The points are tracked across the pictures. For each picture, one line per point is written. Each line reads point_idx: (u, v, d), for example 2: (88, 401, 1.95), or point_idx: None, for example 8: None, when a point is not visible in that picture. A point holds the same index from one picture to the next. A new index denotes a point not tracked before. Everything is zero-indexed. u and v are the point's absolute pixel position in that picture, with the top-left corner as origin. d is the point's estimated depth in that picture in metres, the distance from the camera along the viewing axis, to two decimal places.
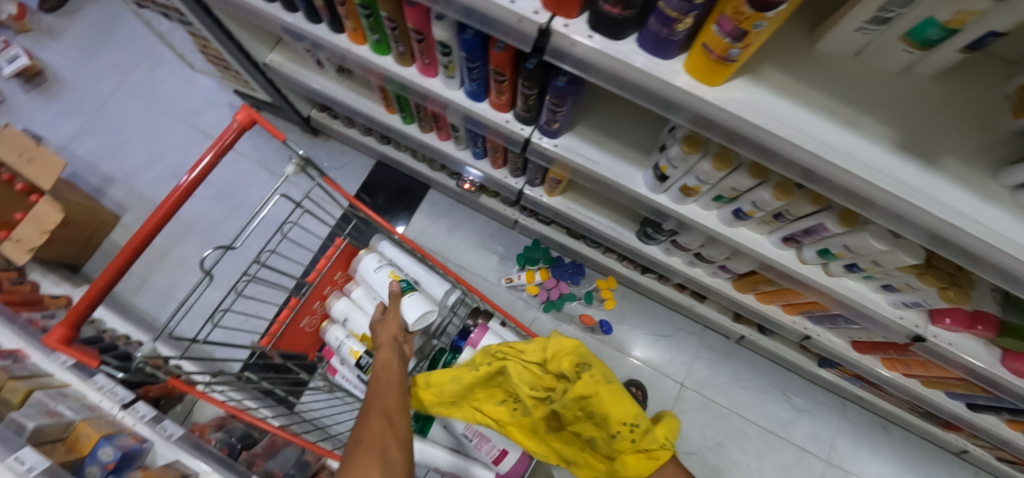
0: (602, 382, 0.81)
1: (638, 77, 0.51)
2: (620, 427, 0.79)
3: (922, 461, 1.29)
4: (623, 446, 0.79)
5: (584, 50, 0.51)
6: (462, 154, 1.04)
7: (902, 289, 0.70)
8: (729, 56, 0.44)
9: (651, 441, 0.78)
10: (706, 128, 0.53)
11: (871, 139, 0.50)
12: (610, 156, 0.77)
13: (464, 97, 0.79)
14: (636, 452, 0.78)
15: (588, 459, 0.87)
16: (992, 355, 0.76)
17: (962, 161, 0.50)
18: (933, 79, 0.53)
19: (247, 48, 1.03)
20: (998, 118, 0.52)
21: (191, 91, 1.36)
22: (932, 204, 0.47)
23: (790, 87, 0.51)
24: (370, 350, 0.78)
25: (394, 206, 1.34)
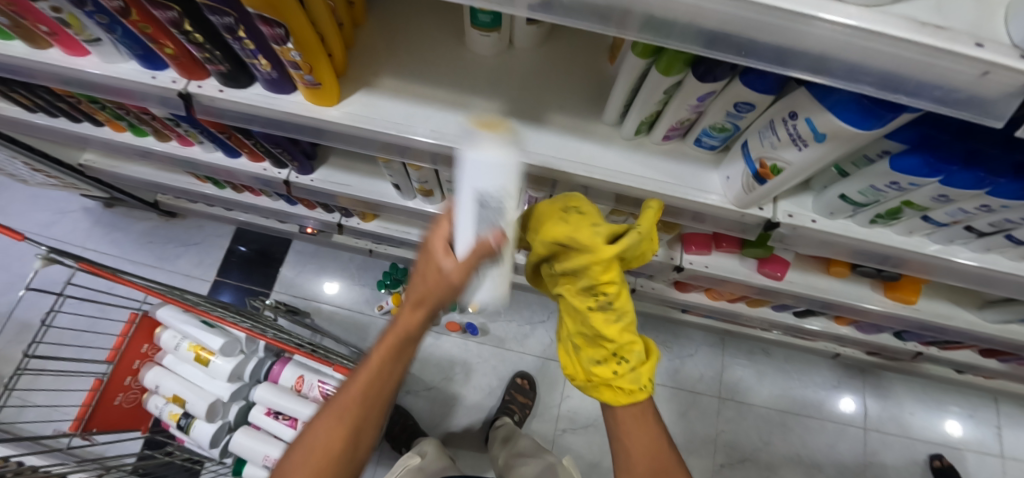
0: (601, 316, 0.59)
1: (282, 114, 0.59)
2: (609, 356, 0.61)
3: (806, 373, 1.36)
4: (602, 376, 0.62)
5: (223, 102, 0.59)
6: (279, 204, 1.12)
7: (636, 230, 0.78)
8: (311, 82, 0.52)
9: (634, 381, 0.61)
10: (355, 143, 0.60)
11: (481, 115, 0.57)
12: (363, 177, 0.84)
13: (222, 156, 0.86)
14: (609, 384, 0.62)
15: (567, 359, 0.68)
16: (745, 267, 0.83)
17: (566, 112, 0.58)
18: (535, 46, 0.61)
19: (56, 156, 1.08)
20: (598, 66, 0.60)
21: (40, 206, 1.40)
22: (537, 157, 0.55)
23: (399, 90, 0.58)
24: (185, 410, 0.81)
25: (258, 266, 1.39)
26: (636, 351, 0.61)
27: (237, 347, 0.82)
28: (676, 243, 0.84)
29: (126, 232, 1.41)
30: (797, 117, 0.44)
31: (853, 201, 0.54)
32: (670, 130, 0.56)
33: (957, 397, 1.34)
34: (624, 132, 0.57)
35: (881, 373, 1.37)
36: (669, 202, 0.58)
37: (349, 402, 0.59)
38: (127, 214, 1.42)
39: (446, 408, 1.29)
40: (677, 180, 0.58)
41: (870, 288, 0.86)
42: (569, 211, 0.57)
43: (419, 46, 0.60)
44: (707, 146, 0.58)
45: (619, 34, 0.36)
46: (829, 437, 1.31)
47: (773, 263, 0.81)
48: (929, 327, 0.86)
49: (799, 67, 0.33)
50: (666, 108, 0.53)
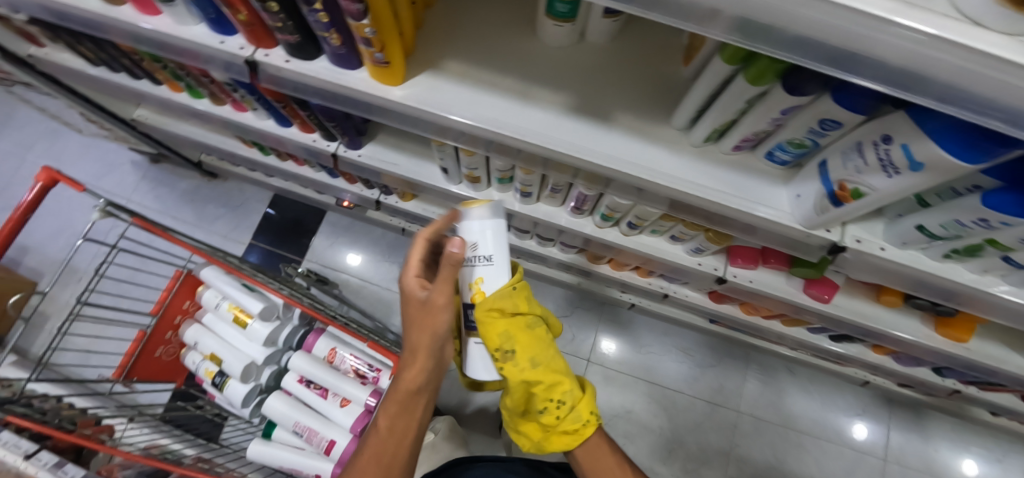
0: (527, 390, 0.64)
1: (344, 90, 0.58)
2: (546, 402, 0.64)
3: (829, 397, 1.33)
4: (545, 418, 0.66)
5: (289, 72, 0.58)
6: (321, 175, 1.12)
7: (683, 237, 0.76)
8: (379, 60, 0.52)
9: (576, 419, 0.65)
10: (414, 125, 0.59)
11: (545, 107, 0.56)
12: (410, 157, 0.83)
13: (274, 125, 0.86)
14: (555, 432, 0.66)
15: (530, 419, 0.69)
16: (790, 285, 0.81)
17: (633, 111, 0.57)
18: (607, 41, 0.59)
19: (111, 110, 1.11)
20: (671, 68, 0.58)
21: (91, 156, 1.45)
22: (599, 156, 0.54)
23: (464, 74, 0.56)
24: (220, 368, 0.84)
25: (293, 233, 1.41)
26: (567, 391, 0.65)
27: (274, 312, 0.84)
28: (721, 254, 0.82)
29: (169, 188, 1.45)
30: (891, 142, 0.41)
31: (932, 234, 0.51)
32: (741, 141, 0.54)
33: (987, 439, 1.30)
34: (692, 139, 0.55)
35: (908, 406, 1.33)
36: (730, 215, 0.56)
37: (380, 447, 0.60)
38: (172, 171, 1.46)
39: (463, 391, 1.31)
40: (742, 194, 0.55)
41: (919, 322, 0.82)
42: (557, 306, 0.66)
43: (489, 30, 0.58)
44: (778, 161, 0.55)
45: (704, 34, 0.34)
46: (845, 463, 1.29)
47: (821, 285, 0.78)
48: (978, 368, 0.82)
49: (927, 95, 0.30)
50: (743, 119, 0.51)
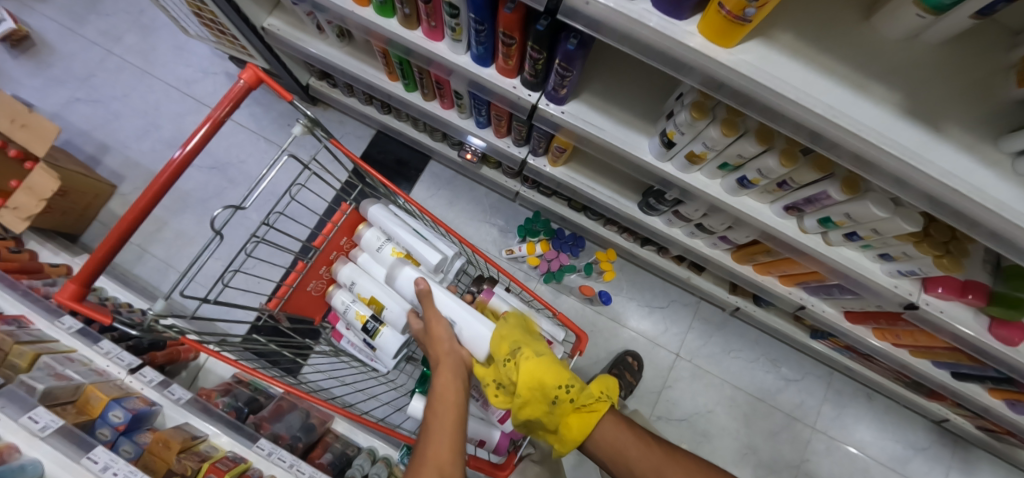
0: (535, 359, 0.61)
1: (650, 39, 0.51)
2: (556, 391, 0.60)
3: (901, 427, 1.36)
4: (564, 410, 0.62)
5: (596, 9, 0.51)
6: (464, 123, 1.04)
7: (899, 258, 0.72)
8: (745, 16, 0.44)
9: (589, 397, 0.63)
10: (721, 95, 0.52)
11: (877, 104, 0.51)
12: (617, 123, 0.77)
13: (470, 62, 0.78)
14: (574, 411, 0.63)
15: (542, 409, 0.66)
16: (977, 323, 0.79)
17: (964, 126, 0.52)
18: (940, 44, 0.54)
19: (243, 10, 1.00)
20: (1001, 87, 0.54)
21: (184, 58, 1.33)
22: (936, 169, 0.49)
23: (799, 51, 0.51)
24: (377, 314, 0.78)
25: (394, 176, 1.33)
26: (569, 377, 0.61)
27: (444, 265, 0.78)
28: (916, 279, 0.79)
29: (265, 108, 1.34)
30: None
31: None
32: None
33: None
34: (1023, 167, 0.51)
35: (972, 448, 1.36)
36: None
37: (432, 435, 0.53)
38: (269, 89, 1.35)
39: None
40: None
41: None
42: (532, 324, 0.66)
43: (824, 8, 0.53)
44: None
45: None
46: None
47: (1013, 328, 0.76)
48: None
49: None
50: None
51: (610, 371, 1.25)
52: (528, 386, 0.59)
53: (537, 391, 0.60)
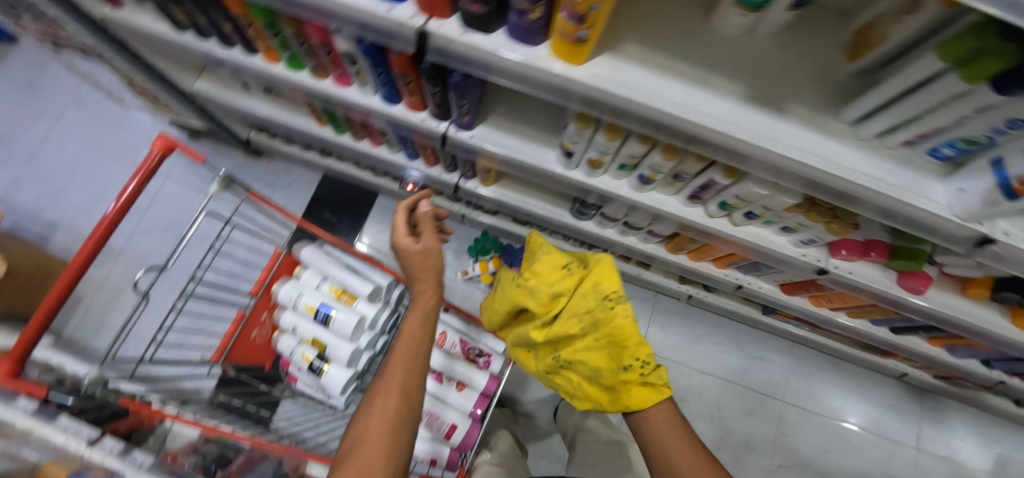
0: (620, 312, 0.77)
1: (512, 66, 0.57)
2: (631, 360, 0.78)
3: (868, 388, 1.40)
4: (631, 377, 0.80)
5: (460, 46, 0.56)
6: (397, 156, 1.09)
7: (797, 229, 0.78)
8: (579, 37, 0.50)
9: (653, 375, 0.81)
10: (584, 106, 0.58)
11: (724, 96, 0.57)
12: (524, 140, 0.82)
13: (380, 101, 0.83)
14: (639, 382, 0.81)
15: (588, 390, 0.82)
16: (885, 279, 0.85)
17: (807, 103, 0.58)
18: (777, 33, 0.60)
19: (172, 78, 1.05)
20: (836, 64, 0.60)
21: (126, 128, 1.37)
22: (780, 146, 0.55)
23: (645, 59, 0.56)
24: (321, 352, 0.81)
25: (345, 215, 1.37)
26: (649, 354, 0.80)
27: (380, 294, 0.82)
28: (822, 246, 0.85)
29: (212, 165, 1.38)
30: None
31: None
32: (913, 137, 0.56)
33: (1009, 430, 1.40)
34: (862, 132, 0.57)
35: (937, 397, 1.41)
36: (891, 206, 0.58)
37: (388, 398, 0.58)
38: (213, 147, 1.39)
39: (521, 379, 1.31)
40: (906, 187, 0.58)
41: (996, 314, 0.87)
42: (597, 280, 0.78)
43: (666, 17, 0.59)
44: (939, 157, 0.58)
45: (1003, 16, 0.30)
46: (880, 452, 1.36)
47: (917, 277, 0.82)
48: None
49: None
50: (926, 114, 0.53)
51: None
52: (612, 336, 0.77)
53: (616, 348, 0.79)
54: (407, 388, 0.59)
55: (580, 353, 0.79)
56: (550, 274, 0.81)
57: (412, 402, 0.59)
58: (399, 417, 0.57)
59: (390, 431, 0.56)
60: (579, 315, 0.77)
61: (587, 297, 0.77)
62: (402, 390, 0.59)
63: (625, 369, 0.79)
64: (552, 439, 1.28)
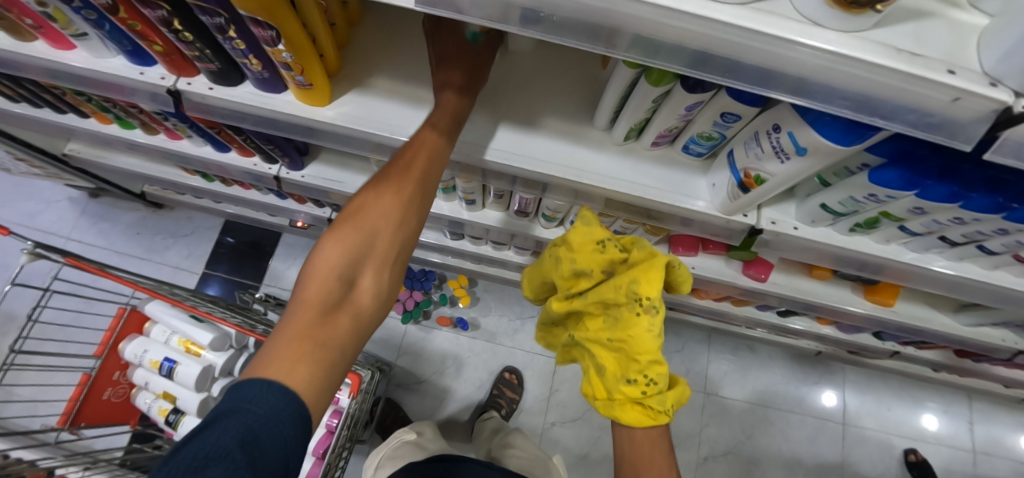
0: (643, 323, 0.56)
1: (269, 112, 0.58)
2: (636, 373, 0.57)
3: (788, 370, 1.40)
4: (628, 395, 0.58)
5: (214, 99, 0.58)
6: (270, 198, 1.10)
7: (624, 232, 0.80)
8: (300, 82, 0.52)
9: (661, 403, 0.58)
10: (347, 143, 0.59)
11: (474, 118, 0.58)
12: (355, 173, 0.84)
13: (213, 151, 0.85)
14: (636, 402, 0.58)
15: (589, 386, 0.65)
16: (730, 268, 0.85)
17: (561, 116, 0.60)
18: (531, 49, 0.61)
19: (37, 145, 1.06)
20: (592, 72, 0.61)
21: (24, 195, 1.38)
22: (528, 161, 0.57)
23: (393, 91, 0.58)
24: (175, 405, 0.81)
25: (248, 257, 1.38)
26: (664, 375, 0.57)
27: (227, 341, 0.82)
28: (664, 243, 0.86)
29: (113, 222, 1.39)
30: (781, 131, 0.45)
31: (833, 210, 0.56)
32: (659, 137, 0.57)
33: (933, 394, 1.40)
34: (615, 137, 0.59)
35: (859, 370, 1.41)
36: (656, 206, 0.60)
37: (320, 289, 0.42)
38: (113, 205, 1.40)
39: (437, 401, 1.31)
40: (667, 186, 0.59)
41: (851, 291, 0.88)
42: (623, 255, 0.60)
43: (419, 46, 0.60)
44: (695, 153, 0.59)
45: (607, 52, 0.35)
46: (806, 432, 1.35)
47: (757, 265, 0.83)
48: (906, 329, 0.89)
49: (782, 87, 0.34)
50: (656, 116, 0.54)
51: (491, 391, 1.30)
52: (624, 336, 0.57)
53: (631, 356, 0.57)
54: (399, 212, 0.47)
55: (586, 343, 0.62)
56: (584, 253, 0.61)
57: (404, 249, 0.47)
58: (378, 246, 0.45)
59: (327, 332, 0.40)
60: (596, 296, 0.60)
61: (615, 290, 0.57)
62: (413, 197, 0.47)
63: (623, 381, 0.58)
64: None
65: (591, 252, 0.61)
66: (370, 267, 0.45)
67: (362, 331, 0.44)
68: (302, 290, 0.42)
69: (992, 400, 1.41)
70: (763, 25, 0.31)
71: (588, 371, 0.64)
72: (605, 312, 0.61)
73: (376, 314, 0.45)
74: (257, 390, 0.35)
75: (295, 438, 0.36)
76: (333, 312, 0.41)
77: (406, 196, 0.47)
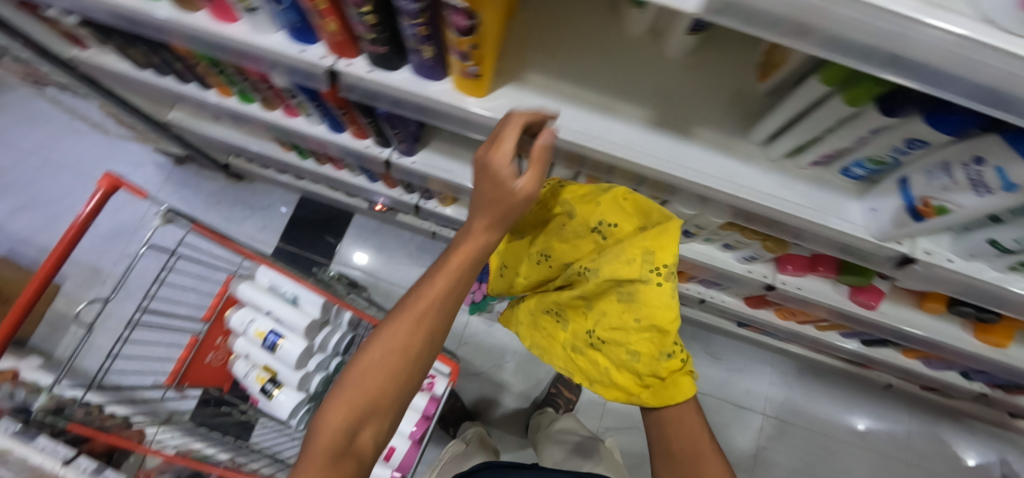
0: (663, 292, 0.58)
1: (421, 99, 0.59)
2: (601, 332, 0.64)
3: (853, 399, 1.37)
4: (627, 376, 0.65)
5: (370, 82, 0.59)
6: (359, 179, 1.11)
7: (737, 246, 0.78)
8: (471, 72, 0.52)
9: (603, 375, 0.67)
10: (496, 136, 0.60)
11: (629, 122, 0.57)
12: (464, 164, 0.84)
13: (325, 130, 0.86)
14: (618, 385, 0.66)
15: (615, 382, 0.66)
16: (838, 293, 0.83)
17: (714, 126, 0.58)
18: (686, 56, 0.60)
19: (145, 111, 1.10)
20: (747, 82, 0.60)
21: (114, 156, 1.44)
22: (683, 171, 0.55)
23: (549, 88, 0.57)
24: (272, 376, 0.84)
25: (320, 236, 1.40)
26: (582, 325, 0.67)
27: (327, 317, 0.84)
28: (770, 261, 0.84)
29: (194, 189, 1.43)
30: (985, 164, 0.42)
31: (1004, 248, 0.53)
32: (820, 157, 0.55)
33: (1000, 438, 1.36)
34: (771, 153, 0.57)
35: (927, 409, 1.37)
36: (808, 227, 0.58)
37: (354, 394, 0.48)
38: (196, 172, 1.44)
39: (495, 393, 1.32)
40: (818, 207, 0.58)
41: (959, 328, 0.84)
42: (651, 239, 0.58)
43: (574, 43, 0.60)
44: (852, 176, 0.57)
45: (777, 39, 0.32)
46: (867, 464, 1.32)
47: (869, 292, 0.80)
48: (1016, 375, 0.85)
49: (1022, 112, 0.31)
50: (826, 136, 0.52)
51: (549, 390, 1.30)
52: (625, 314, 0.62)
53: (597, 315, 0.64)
54: (433, 322, 0.50)
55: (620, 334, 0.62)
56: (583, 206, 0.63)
57: (433, 342, 0.50)
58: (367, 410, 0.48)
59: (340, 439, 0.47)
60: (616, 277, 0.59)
61: (629, 263, 0.58)
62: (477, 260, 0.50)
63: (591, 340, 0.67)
64: (528, 452, 1.27)
65: (644, 239, 0.58)
66: (384, 382, 0.50)
67: (376, 425, 0.49)
68: (311, 441, 0.48)
69: None
70: None
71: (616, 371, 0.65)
72: (616, 290, 0.61)
73: (387, 442, 0.52)
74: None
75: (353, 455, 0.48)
76: (343, 459, 0.47)
77: (473, 264, 0.49)
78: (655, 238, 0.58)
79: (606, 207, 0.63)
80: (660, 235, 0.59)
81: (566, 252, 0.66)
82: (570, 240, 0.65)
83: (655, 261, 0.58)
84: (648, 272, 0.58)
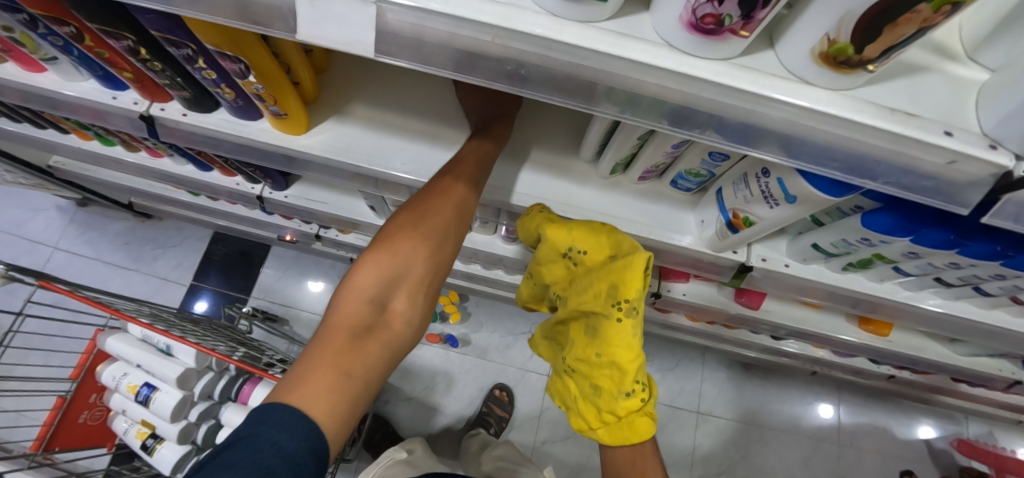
0: (625, 330, 0.53)
1: (243, 139, 0.56)
2: (573, 359, 0.59)
3: (783, 389, 1.39)
4: (585, 407, 0.59)
5: (189, 125, 0.57)
6: (256, 213, 1.08)
7: None
8: (275, 112, 0.51)
9: (571, 403, 0.61)
10: (326, 172, 0.58)
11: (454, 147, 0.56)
12: (340, 195, 0.84)
13: (194, 169, 0.83)
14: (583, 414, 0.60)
15: (580, 414, 0.60)
16: (723, 294, 0.83)
17: (545, 147, 0.58)
18: None
19: (20, 156, 1.04)
20: None
21: (12, 203, 1.37)
22: None
23: (371, 120, 0.56)
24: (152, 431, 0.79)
25: (236, 271, 1.35)
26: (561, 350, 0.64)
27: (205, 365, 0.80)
28: (655, 269, 0.84)
29: (101, 231, 1.37)
30: (770, 175, 0.43)
31: (826, 251, 0.54)
32: (645, 172, 0.56)
33: (923, 414, 1.40)
34: (601, 171, 0.57)
35: (854, 392, 1.40)
36: (648, 242, 0.58)
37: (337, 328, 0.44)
38: (102, 214, 1.38)
39: (426, 417, 1.29)
40: (653, 221, 0.58)
41: (845, 320, 0.86)
42: (619, 274, 0.52)
43: (396, 73, 0.58)
44: (684, 188, 0.57)
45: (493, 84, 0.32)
46: (801, 452, 1.34)
47: (750, 294, 0.81)
48: (903, 359, 0.87)
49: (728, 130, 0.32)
50: (641, 152, 0.52)
51: (480, 409, 1.27)
52: (591, 344, 0.57)
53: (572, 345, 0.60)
54: (440, 226, 0.49)
55: (577, 361, 0.59)
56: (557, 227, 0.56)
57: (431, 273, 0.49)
58: (351, 361, 0.42)
59: (336, 384, 0.41)
60: (584, 305, 0.56)
61: (594, 297, 0.55)
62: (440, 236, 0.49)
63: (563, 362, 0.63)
64: None
65: (612, 274, 0.53)
66: (403, 291, 0.47)
67: (389, 358, 0.46)
68: (332, 318, 0.45)
69: (985, 421, 1.41)
70: (723, 77, 0.29)
71: (579, 401, 0.60)
72: (586, 320, 0.58)
73: (405, 345, 0.48)
74: (287, 416, 0.37)
75: (346, 403, 0.41)
76: (365, 337, 0.44)
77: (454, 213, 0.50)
78: (622, 274, 0.52)
79: (579, 237, 0.55)
80: (624, 270, 0.52)
81: (553, 278, 0.63)
82: (545, 262, 0.62)
83: (620, 299, 0.53)
84: (612, 309, 0.53)
